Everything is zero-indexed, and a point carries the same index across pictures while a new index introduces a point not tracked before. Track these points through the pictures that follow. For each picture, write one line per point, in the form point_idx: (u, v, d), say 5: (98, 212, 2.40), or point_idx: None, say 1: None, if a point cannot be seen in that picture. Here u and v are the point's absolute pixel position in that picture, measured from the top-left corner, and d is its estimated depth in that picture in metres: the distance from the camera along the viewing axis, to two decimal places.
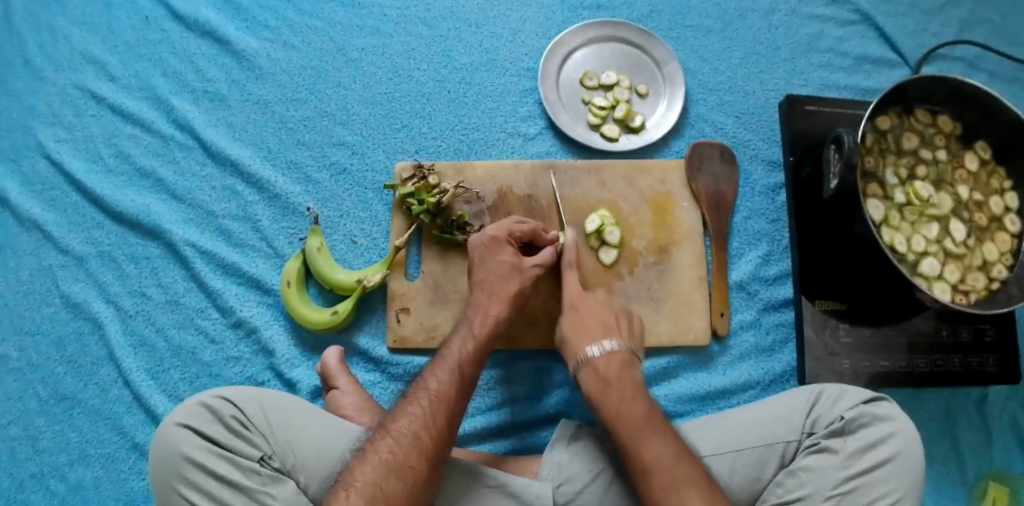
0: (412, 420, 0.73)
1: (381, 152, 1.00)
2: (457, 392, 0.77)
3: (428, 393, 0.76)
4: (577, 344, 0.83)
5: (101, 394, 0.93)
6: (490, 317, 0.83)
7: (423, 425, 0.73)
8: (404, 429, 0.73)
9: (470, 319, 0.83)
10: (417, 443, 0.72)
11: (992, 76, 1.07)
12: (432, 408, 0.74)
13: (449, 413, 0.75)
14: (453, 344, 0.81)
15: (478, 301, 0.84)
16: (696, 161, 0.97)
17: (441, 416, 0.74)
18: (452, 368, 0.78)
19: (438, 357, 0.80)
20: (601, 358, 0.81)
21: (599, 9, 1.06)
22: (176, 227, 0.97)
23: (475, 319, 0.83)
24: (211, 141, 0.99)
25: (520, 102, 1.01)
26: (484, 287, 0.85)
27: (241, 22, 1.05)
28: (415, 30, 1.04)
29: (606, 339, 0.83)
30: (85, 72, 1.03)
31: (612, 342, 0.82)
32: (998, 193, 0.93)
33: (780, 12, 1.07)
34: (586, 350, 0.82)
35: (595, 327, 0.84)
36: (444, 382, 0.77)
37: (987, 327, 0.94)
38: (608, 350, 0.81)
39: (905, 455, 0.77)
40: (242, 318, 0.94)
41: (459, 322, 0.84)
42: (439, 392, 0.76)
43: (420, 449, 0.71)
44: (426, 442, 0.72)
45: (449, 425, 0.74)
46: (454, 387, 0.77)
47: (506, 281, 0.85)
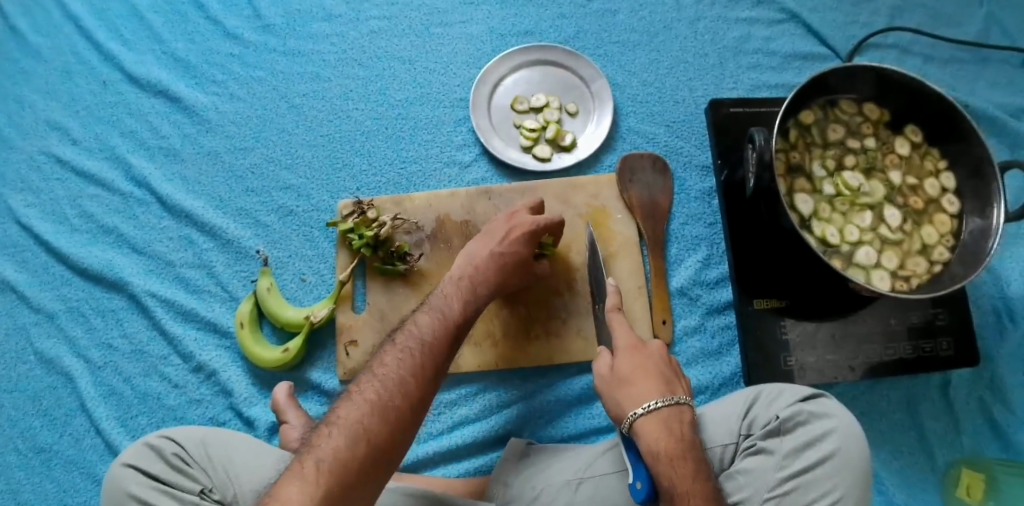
0: (381, 385, 0.68)
1: (325, 192, 1.04)
2: (432, 359, 0.72)
3: (400, 360, 0.70)
4: (642, 392, 0.77)
5: (74, 445, 0.98)
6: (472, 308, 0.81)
7: (392, 392, 0.67)
8: (372, 395, 0.67)
9: (442, 304, 0.79)
10: (383, 408, 0.66)
11: (928, 60, 1.06)
12: (404, 374, 0.69)
13: (421, 382, 0.69)
14: (428, 318, 0.76)
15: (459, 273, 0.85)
16: (628, 173, 0.99)
17: (413, 384, 0.68)
18: (427, 335, 0.74)
19: (414, 324, 0.75)
20: (666, 410, 0.75)
21: (528, 35, 1.09)
22: (137, 278, 1.03)
23: (460, 285, 0.83)
24: (166, 195, 1.06)
25: (453, 132, 1.05)
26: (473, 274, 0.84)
27: (190, 79, 1.12)
28: (352, 72, 1.09)
29: (671, 392, 0.78)
30: (50, 138, 1.11)
31: (679, 397, 0.77)
32: (934, 175, 0.91)
33: (706, 18, 1.08)
34: (649, 400, 0.76)
35: (653, 374, 0.79)
36: (419, 347, 0.72)
37: (938, 311, 0.92)
38: (667, 403, 0.76)
39: (845, 451, 0.75)
40: (201, 362, 0.99)
41: (438, 294, 0.81)
42: (414, 358, 0.71)
43: (385, 415, 0.65)
44: (396, 407, 0.66)
45: (420, 397, 0.68)
46: (429, 353, 0.72)
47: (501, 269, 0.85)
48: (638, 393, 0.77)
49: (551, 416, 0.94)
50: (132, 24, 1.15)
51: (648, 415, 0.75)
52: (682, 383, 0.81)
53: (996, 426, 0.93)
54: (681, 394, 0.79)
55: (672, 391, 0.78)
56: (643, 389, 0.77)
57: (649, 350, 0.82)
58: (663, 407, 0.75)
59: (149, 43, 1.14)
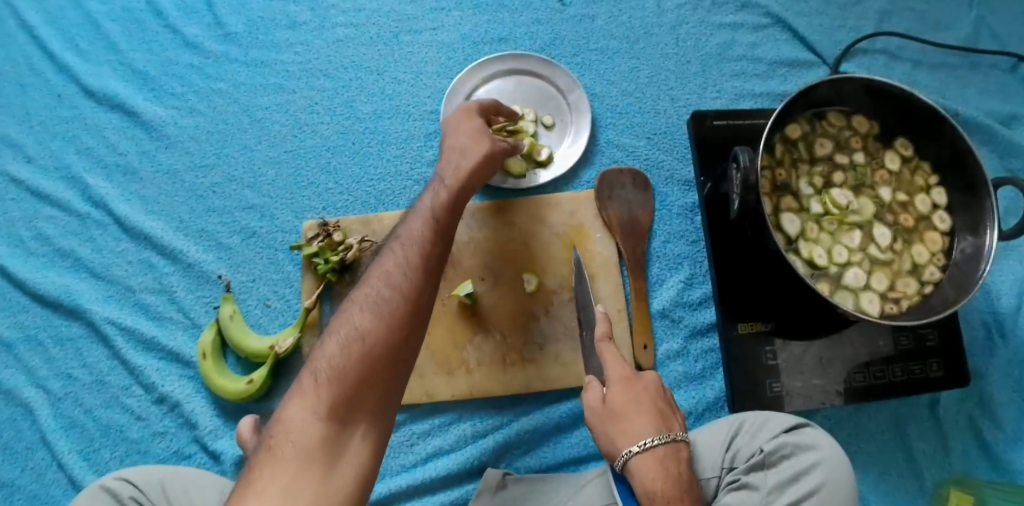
0: (360, 310, 0.63)
1: (290, 212, 0.99)
2: (409, 276, 0.66)
3: (376, 285, 0.65)
4: (637, 429, 0.74)
5: (37, 478, 0.94)
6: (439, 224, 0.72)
7: (370, 321, 0.62)
8: (351, 332, 0.62)
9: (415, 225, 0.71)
10: (360, 343, 0.61)
11: (917, 66, 1.01)
12: (376, 307, 0.63)
13: (403, 314, 0.64)
14: (399, 247, 0.69)
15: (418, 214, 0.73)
16: (606, 190, 0.94)
17: (392, 320, 0.63)
18: (402, 264, 0.66)
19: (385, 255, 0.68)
20: (664, 448, 0.73)
21: (502, 42, 1.04)
22: (96, 305, 0.98)
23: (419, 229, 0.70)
24: (124, 216, 1.00)
25: (424, 147, 1.00)
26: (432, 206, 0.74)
27: (149, 91, 1.06)
28: (317, 83, 1.04)
29: (668, 429, 0.75)
30: (4, 155, 1.04)
31: (676, 433, 0.74)
32: (925, 191, 0.87)
33: (688, 24, 1.04)
34: (645, 438, 0.73)
35: (648, 409, 0.76)
36: (389, 276, 0.65)
37: (928, 332, 0.89)
38: (663, 441, 0.73)
39: (831, 486, 0.72)
40: (164, 393, 0.94)
41: (387, 247, 0.69)
42: (382, 298, 0.64)
43: (363, 362, 0.60)
44: (372, 346, 0.61)
45: (403, 331, 0.63)
46: (403, 294, 0.65)
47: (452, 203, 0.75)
48: (630, 430, 0.74)
49: (530, 446, 0.90)
50: (87, 33, 1.09)
51: (644, 453, 0.72)
52: (677, 415, 0.78)
53: (987, 447, 0.90)
54: (677, 428, 0.76)
55: (669, 427, 0.75)
56: (635, 429, 0.74)
57: (643, 383, 0.78)
58: (660, 445, 0.73)
59: (105, 52, 1.08)
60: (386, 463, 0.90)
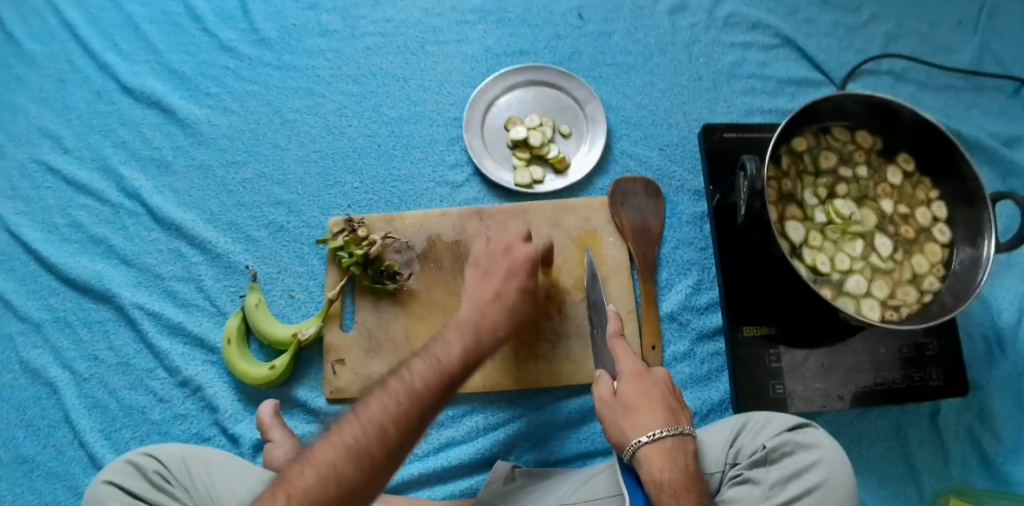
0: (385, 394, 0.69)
1: (316, 209, 1.04)
2: (439, 375, 0.72)
3: (406, 375, 0.71)
4: (646, 420, 0.76)
5: (57, 456, 0.97)
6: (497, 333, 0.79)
7: (391, 403, 0.69)
8: (368, 416, 0.68)
9: (473, 327, 0.78)
10: (376, 428, 0.67)
11: (922, 87, 1.06)
12: (401, 395, 0.69)
13: (424, 406, 0.69)
14: (448, 346, 0.75)
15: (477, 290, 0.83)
16: (619, 196, 0.99)
17: (410, 410, 0.68)
18: (437, 356, 0.74)
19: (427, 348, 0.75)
20: (671, 440, 0.75)
21: (523, 55, 1.09)
22: (126, 290, 1.02)
23: (480, 326, 0.78)
24: (156, 207, 1.05)
25: (446, 151, 1.05)
26: (488, 302, 0.81)
27: (184, 91, 1.11)
28: (346, 88, 1.09)
29: (676, 421, 0.76)
30: (44, 146, 1.10)
31: (683, 426, 0.76)
32: (926, 204, 0.91)
33: (701, 42, 1.09)
34: (653, 429, 0.75)
35: (657, 402, 0.77)
36: (425, 370, 0.72)
37: (928, 341, 0.92)
38: (672, 433, 0.75)
39: (831, 484, 0.74)
40: (187, 377, 0.98)
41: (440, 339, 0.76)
42: (413, 389, 0.70)
43: (374, 448, 0.66)
44: (388, 432, 0.67)
45: (416, 425, 0.69)
46: (430, 391, 0.70)
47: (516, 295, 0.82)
48: (640, 423, 0.76)
49: (539, 440, 0.93)
50: (127, 34, 1.15)
51: (653, 444, 0.74)
52: (686, 411, 0.80)
53: (985, 457, 0.92)
54: (684, 422, 0.78)
55: (677, 420, 0.77)
56: (644, 421, 0.76)
57: (652, 377, 0.80)
58: (668, 437, 0.75)
59: (144, 53, 1.14)
60: None
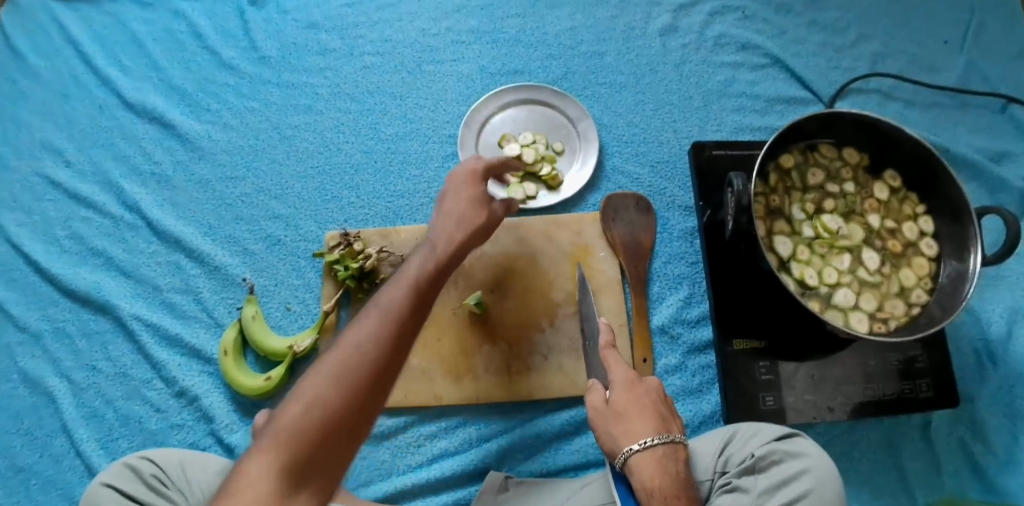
0: (324, 383, 0.61)
1: (313, 223, 1.05)
2: (385, 346, 0.64)
3: (347, 350, 0.63)
4: (638, 428, 0.77)
5: (53, 465, 0.97)
6: (424, 267, 0.72)
7: (337, 393, 0.61)
8: (314, 392, 0.61)
9: (410, 264, 0.73)
10: (326, 405, 0.60)
11: (910, 105, 1.08)
12: (350, 366, 0.63)
13: (371, 371, 0.63)
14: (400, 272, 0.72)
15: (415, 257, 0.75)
16: (611, 212, 1.00)
17: (355, 390, 0.62)
18: (366, 353, 0.63)
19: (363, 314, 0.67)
20: (663, 447, 0.75)
21: (517, 74, 1.12)
22: (125, 302, 1.04)
23: (410, 268, 0.72)
24: (156, 221, 1.07)
25: (442, 167, 1.07)
26: (427, 246, 0.76)
27: (185, 107, 1.14)
28: (344, 106, 1.12)
29: (667, 430, 0.77)
30: (47, 160, 1.12)
31: (675, 435, 0.77)
32: (912, 218, 0.93)
33: (691, 62, 1.11)
34: (644, 437, 0.76)
35: (649, 412, 0.78)
36: (368, 333, 0.65)
37: (917, 354, 0.93)
38: (663, 441, 0.76)
39: (818, 494, 0.74)
40: (184, 387, 0.99)
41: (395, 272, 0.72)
42: (359, 348, 0.64)
43: (329, 411, 0.60)
44: (340, 403, 0.61)
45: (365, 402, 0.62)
46: (380, 339, 0.65)
47: (451, 241, 0.77)
48: (632, 431, 0.76)
49: (531, 451, 0.94)
50: (131, 52, 1.18)
51: (644, 452, 0.75)
52: (678, 422, 0.81)
53: (977, 468, 0.92)
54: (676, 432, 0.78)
55: (669, 429, 0.78)
56: (636, 430, 0.76)
57: (644, 387, 0.81)
58: (660, 444, 0.75)
59: (147, 71, 1.17)
60: (392, 463, 0.94)
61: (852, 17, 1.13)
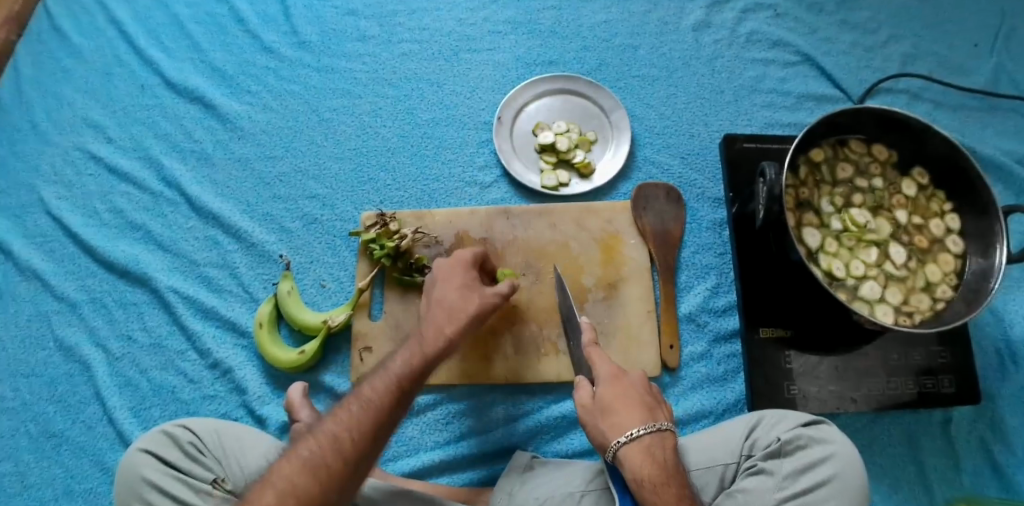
0: (315, 445, 0.69)
1: (349, 203, 1.08)
2: (373, 418, 0.72)
3: (340, 418, 0.71)
4: (625, 420, 0.78)
5: (86, 432, 0.97)
6: (441, 334, 0.82)
7: (325, 452, 0.68)
8: (304, 453, 0.68)
9: (421, 334, 0.82)
10: (314, 467, 0.67)
11: (939, 106, 1.09)
12: (340, 431, 0.70)
13: (358, 440, 0.70)
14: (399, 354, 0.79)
15: (433, 316, 0.84)
16: (642, 201, 1.03)
17: (351, 441, 0.69)
18: (363, 405, 0.72)
19: (360, 387, 0.75)
20: (650, 437, 0.77)
21: (552, 65, 1.14)
22: (162, 274, 1.04)
23: (425, 336, 0.81)
24: (195, 196, 1.08)
25: (476, 153, 1.10)
26: (443, 304, 0.85)
27: (226, 87, 1.15)
28: (382, 91, 1.14)
29: (653, 419, 0.79)
30: (87, 135, 1.13)
31: (662, 423, 0.78)
32: (939, 216, 0.94)
33: (723, 57, 1.13)
34: (632, 428, 0.77)
35: (635, 402, 0.80)
36: (359, 404, 0.72)
37: (941, 349, 0.94)
38: (649, 431, 0.77)
39: (841, 478, 0.76)
40: (218, 359, 0.99)
41: (394, 352, 0.81)
42: (352, 415, 0.71)
43: (316, 474, 0.67)
44: (327, 466, 0.67)
45: (359, 454, 0.69)
46: (370, 410, 0.72)
47: (466, 299, 0.86)
48: (619, 423, 0.78)
49: (557, 432, 0.96)
50: (172, 34, 1.20)
51: (632, 444, 0.76)
52: (664, 408, 0.83)
53: (994, 465, 0.93)
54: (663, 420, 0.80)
55: (655, 418, 0.79)
56: (624, 421, 0.78)
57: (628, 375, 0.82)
58: (646, 435, 0.77)
59: (188, 52, 1.18)
60: (421, 439, 0.96)
61: (883, 18, 1.15)
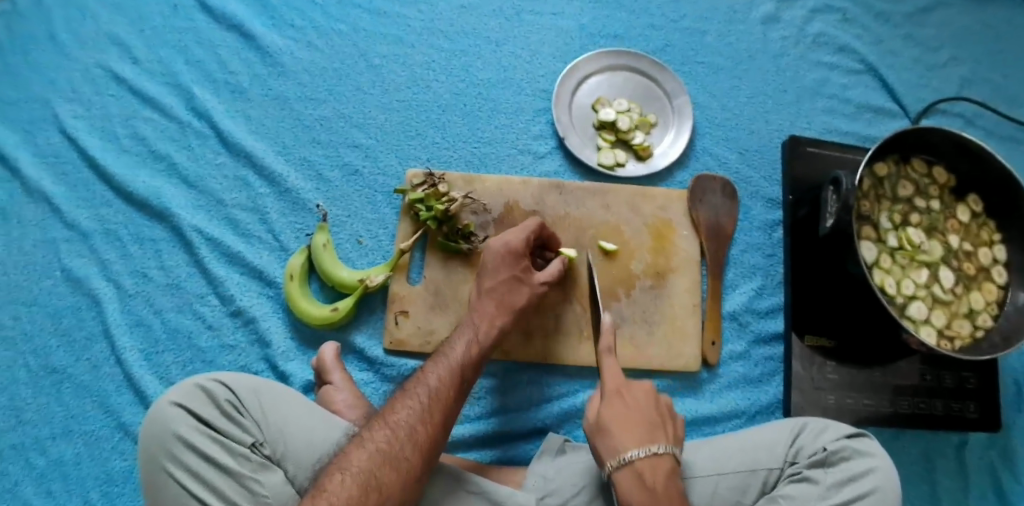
0: (392, 436, 0.70)
1: (394, 158, 1.02)
2: (442, 411, 0.74)
3: (412, 409, 0.73)
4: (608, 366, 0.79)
5: (91, 371, 0.90)
6: (496, 327, 0.82)
7: (403, 443, 0.70)
8: (382, 444, 0.70)
9: (475, 323, 0.83)
10: (394, 459, 0.69)
11: (989, 134, 1.10)
12: (415, 422, 0.72)
13: (431, 432, 0.72)
14: (457, 343, 0.80)
15: (484, 308, 0.84)
16: (698, 192, 1.01)
17: (426, 433, 0.71)
18: (433, 397, 0.74)
19: (422, 376, 0.76)
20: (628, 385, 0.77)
21: (617, 39, 1.10)
22: (185, 212, 0.97)
23: (479, 326, 0.82)
24: (227, 132, 1.00)
25: (532, 121, 1.05)
26: (494, 295, 0.84)
27: (267, 19, 1.06)
28: (436, 43, 1.07)
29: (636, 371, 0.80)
30: (110, 52, 1.04)
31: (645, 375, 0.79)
32: (987, 245, 0.95)
33: (789, 56, 1.11)
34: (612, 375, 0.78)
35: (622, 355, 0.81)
36: (428, 394, 0.74)
37: (970, 375, 0.97)
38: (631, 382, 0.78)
39: (885, 492, 0.77)
40: (241, 307, 0.93)
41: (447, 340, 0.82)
42: (423, 407, 0.73)
43: (396, 466, 0.68)
44: (406, 459, 0.69)
45: (433, 447, 0.71)
46: (438, 400, 0.74)
47: (515, 292, 0.85)
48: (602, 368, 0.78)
49: None
50: None
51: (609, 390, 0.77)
52: None
53: (1002, 492, 0.96)
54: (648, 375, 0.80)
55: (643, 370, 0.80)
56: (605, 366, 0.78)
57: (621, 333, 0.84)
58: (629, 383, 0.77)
59: None
60: None
61: (947, 38, 1.14)
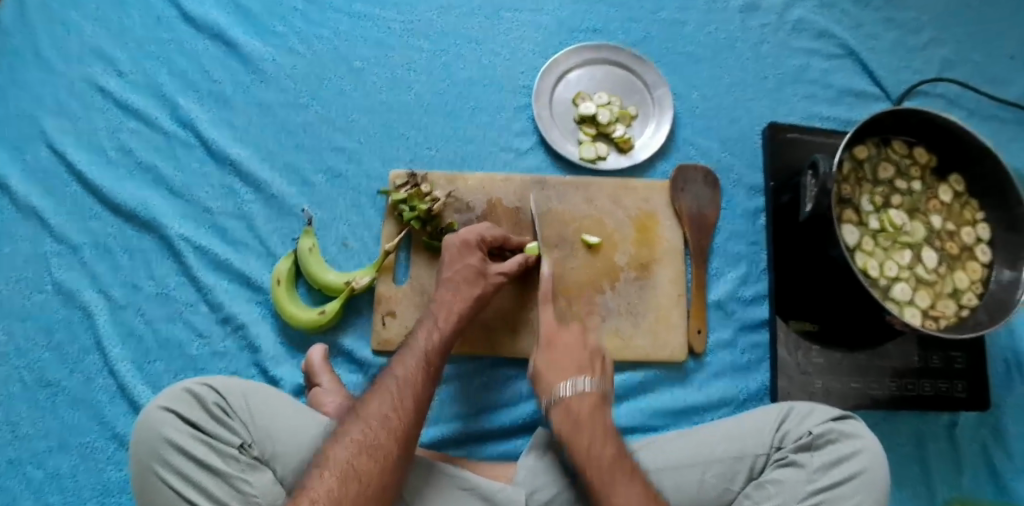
0: (365, 426, 0.72)
1: (377, 160, 1.03)
2: (411, 396, 0.75)
3: (382, 397, 0.74)
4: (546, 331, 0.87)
5: (84, 383, 0.92)
6: (452, 313, 0.84)
7: (376, 432, 0.71)
8: (356, 435, 0.71)
9: (437, 309, 0.84)
10: (370, 447, 0.70)
11: (972, 114, 1.10)
12: (386, 410, 0.73)
13: (403, 417, 0.73)
14: (422, 329, 0.82)
15: (443, 298, 0.85)
16: (681, 182, 1.01)
17: (398, 419, 0.72)
18: (402, 385, 0.75)
19: (390, 366, 0.78)
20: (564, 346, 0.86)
21: (595, 33, 1.10)
22: (172, 222, 0.98)
23: (439, 315, 0.84)
24: (212, 140, 1.01)
25: (513, 118, 1.06)
26: (451, 287, 0.86)
27: (249, 27, 1.07)
28: (416, 44, 1.08)
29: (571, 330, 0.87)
30: (94, 67, 1.05)
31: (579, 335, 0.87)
32: (971, 224, 0.95)
33: (769, 43, 1.11)
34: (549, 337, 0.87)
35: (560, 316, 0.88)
36: (396, 383, 0.75)
37: (958, 355, 0.97)
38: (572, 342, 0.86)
39: (870, 473, 0.77)
40: (231, 314, 0.94)
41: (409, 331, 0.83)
42: (394, 395, 0.74)
43: (373, 454, 0.70)
44: (381, 445, 0.70)
45: (407, 432, 0.72)
46: (408, 387, 0.75)
47: (471, 284, 0.86)
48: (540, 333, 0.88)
49: None
50: None
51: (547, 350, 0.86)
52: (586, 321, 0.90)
53: (994, 470, 0.96)
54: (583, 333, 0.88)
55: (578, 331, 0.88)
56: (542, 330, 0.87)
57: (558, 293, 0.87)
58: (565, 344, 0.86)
59: None
60: (437, 407, 0.94)
61: (928, 20, 1.14)
